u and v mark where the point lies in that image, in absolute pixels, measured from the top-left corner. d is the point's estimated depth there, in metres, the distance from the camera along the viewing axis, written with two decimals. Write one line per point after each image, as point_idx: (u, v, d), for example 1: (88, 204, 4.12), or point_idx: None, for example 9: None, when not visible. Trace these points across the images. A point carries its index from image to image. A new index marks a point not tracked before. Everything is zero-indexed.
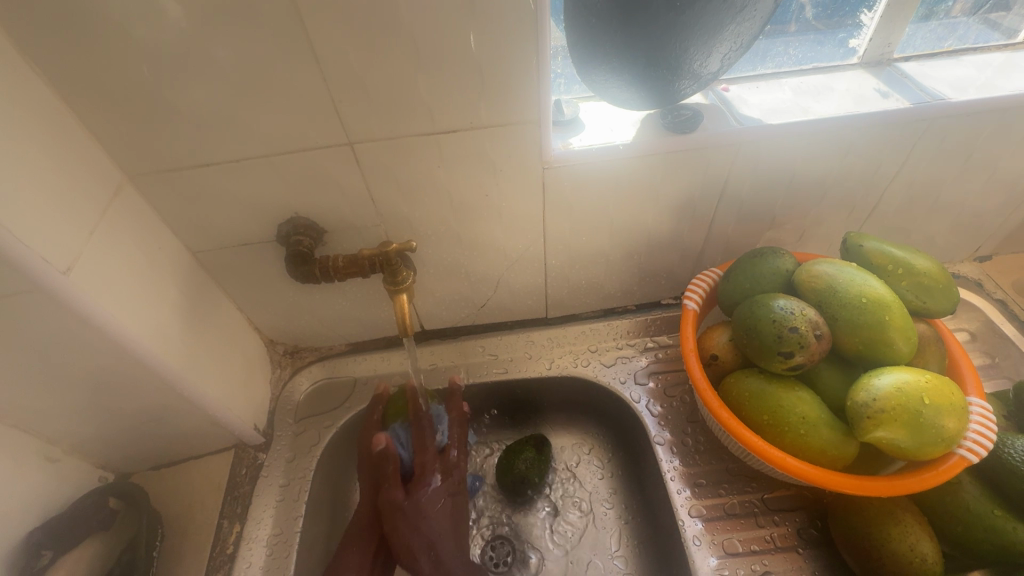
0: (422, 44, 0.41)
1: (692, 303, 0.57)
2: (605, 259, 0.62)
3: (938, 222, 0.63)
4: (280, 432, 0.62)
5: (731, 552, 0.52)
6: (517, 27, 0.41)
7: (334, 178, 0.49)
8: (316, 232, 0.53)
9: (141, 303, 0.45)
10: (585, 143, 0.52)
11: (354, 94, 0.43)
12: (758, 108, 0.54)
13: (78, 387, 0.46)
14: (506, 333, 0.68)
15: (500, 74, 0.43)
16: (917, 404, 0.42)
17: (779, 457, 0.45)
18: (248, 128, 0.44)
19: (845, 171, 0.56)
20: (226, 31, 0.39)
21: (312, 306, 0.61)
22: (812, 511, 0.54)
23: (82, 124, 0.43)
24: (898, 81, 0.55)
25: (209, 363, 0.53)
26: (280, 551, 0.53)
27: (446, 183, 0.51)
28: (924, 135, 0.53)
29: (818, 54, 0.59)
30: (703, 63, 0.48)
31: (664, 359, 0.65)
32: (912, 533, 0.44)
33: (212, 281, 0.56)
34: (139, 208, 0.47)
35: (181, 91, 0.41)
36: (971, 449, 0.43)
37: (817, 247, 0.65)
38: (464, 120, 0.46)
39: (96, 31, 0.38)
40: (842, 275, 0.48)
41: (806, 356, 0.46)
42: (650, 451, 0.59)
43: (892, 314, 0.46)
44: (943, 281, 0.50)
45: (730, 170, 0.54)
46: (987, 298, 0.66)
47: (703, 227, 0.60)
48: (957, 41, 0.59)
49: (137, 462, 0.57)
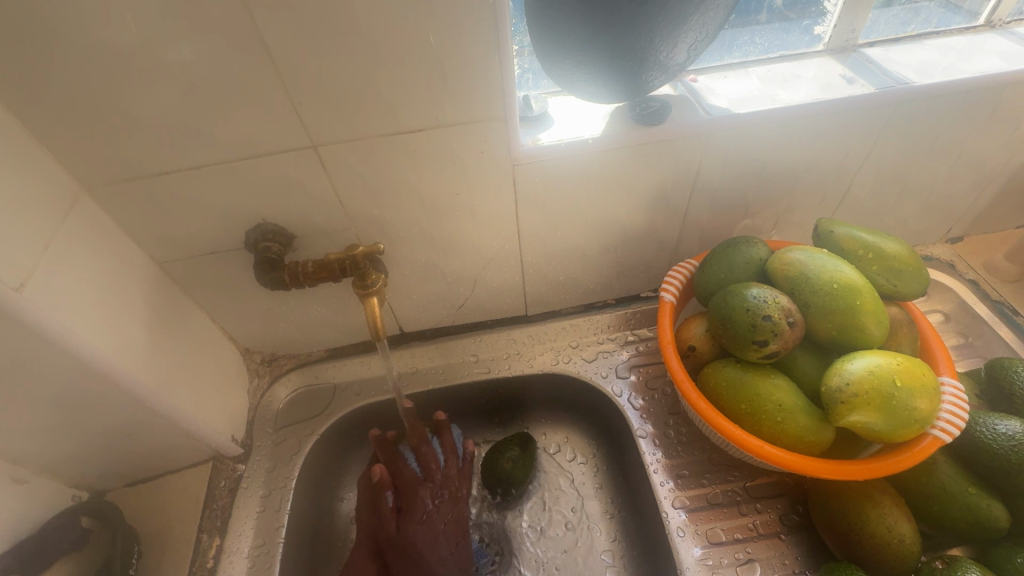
0: (381, 43, 0.40)
1: (669, 295, 0.57)
2: (581, 254, 0.61)
3: (909, 205, 0.64)
4: (259, 442, 0.61)
5: (715, 541, 0.52)
6: (476, 22, 0.40)
7: (301, 183, 0.48)
8: (286, 238, 0.52)
9: (102, 317, 0.44)
10: (554, 137, 0.51)
11: (315, 96, 0.42)
12: (726, 98, 0.54)
13: (42, 406, 0.44)
14: (486, 333, 0.67)
15: (462, 72, 0.43)
16: (889, 387, 0.43)
17: (756, 446, 0.46)
18: (207, 132, 0.43)
19: (814, 158, 0.56)
20: (176, 35, 0.38)
21: (287, 313, 0.60)
22: (793, 497, 0.54)
23: (31, 134, 0.41)
24: (863, 66, 0.56)
25: (181, 374, 0.52)
26: (262, 563, 0.53)
27: (415, 184, 0.50)
28: (890, 120, 0.53)
29: (785, 41, 0.59)
30: (669, 54, 0.48)
31: (645, 352, 0.66)
32: (889, 514, 0.45)
33: (182, 292, 0.55)
34: (97, 219, 0.46)
35: (134, 99, 0.40)
36: (944, 429, 0.44)
37: (791, 235, 0.65)
38: (430, 118, 0.45)
39: (37, 35, 0.36)
40: (814, 261, 0.49)
41: (780, 344, 0.46)
42: (633, 445, 0.59)
43: (863, 299, 0.46)
44: (913, 263, 0.51)
45: (700, 160, 0.54)
46: (959, 278, 0.67)
47: (678, 218, 0.60)
48: (920, 25, 0.60)
49: (112, 478, 0.56)
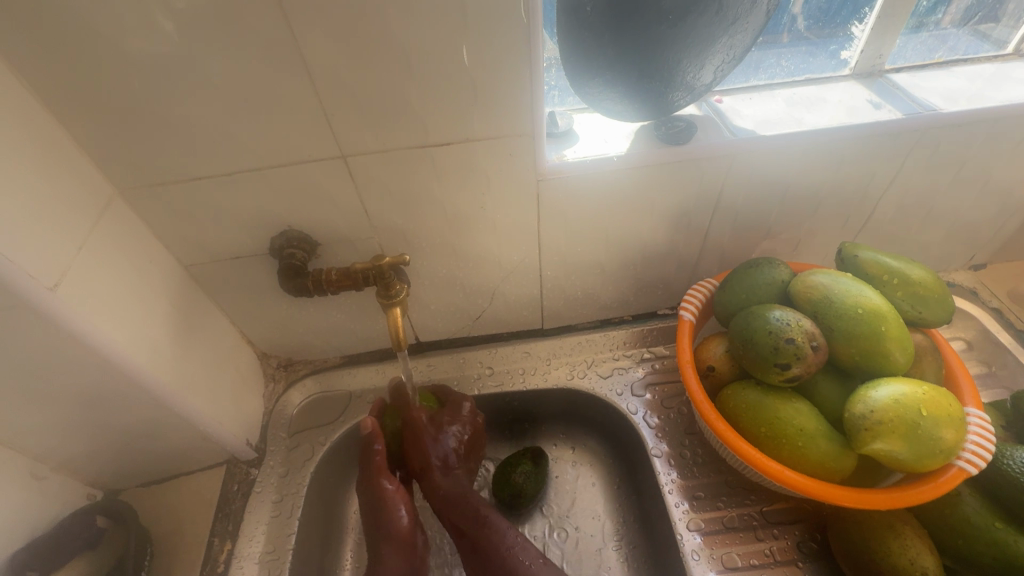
0: (416, 59, 0.41)
1: (688, 314, 0.56)
2: (600, 269, 0.61)
3: (933, 231, 0.63)
4: (272, 447, 0.61)
5: (731, 566, 0.51)
6: (510, 40, 0.41)
7: (329, 193, 0.49)
8: (310, 245, 0.52)
9: (129, 318, 0.44)
10: (579, 154, 0.52)
11: (349, 109, 0.43)
12: (751, 120, 0.54)
13: (67, 403, 0.45)
14: (501, 345, 0.67)
15: (493, 89, 0.44)
16: (915, 416, 0.42)
17: (777, 470, 0.45)
18: (240, 140, 0.44)
19: (838, 182, 0.56)
20: (218, 47, 0.39)
21: (306, 320, 0.61)
22: (811, 524, 0.54)
23: (71, 139, 0.42)
24: (889, 92, 0.56)
25: (201, 375, 0.52)
26: (272, 570, 0.52)
27: (440, 197, 0.50)
28: (917, 145, 0.53)
29: (811, 65, 0.59)
30: (697, 75, 0.49)
31: (661, 370, 0.65)
32: (912, 546, 0.44)
33: (205, 295, 0.56)
34: (129, 222, 0.47)
35: (174, 107, 0.41)
36: (970, 460, 0.43)
37: (811, 258, 0.65)
38: (458, 131, 0.46)
39: (85, 43, 0.37)
40: (838, 285, 0.48)
41: (803, 368, 0.46)
42: (648, 463, 0.59)
43: (888, 325, 0.46)
44: (939, 290, 0.50)
45: (724, 180, 0.54)
46: (983, 306, 0.66)
47: (699, 236, 0.60)
48: (948, 52, 0.60)
49: (128, 478, 0.57)
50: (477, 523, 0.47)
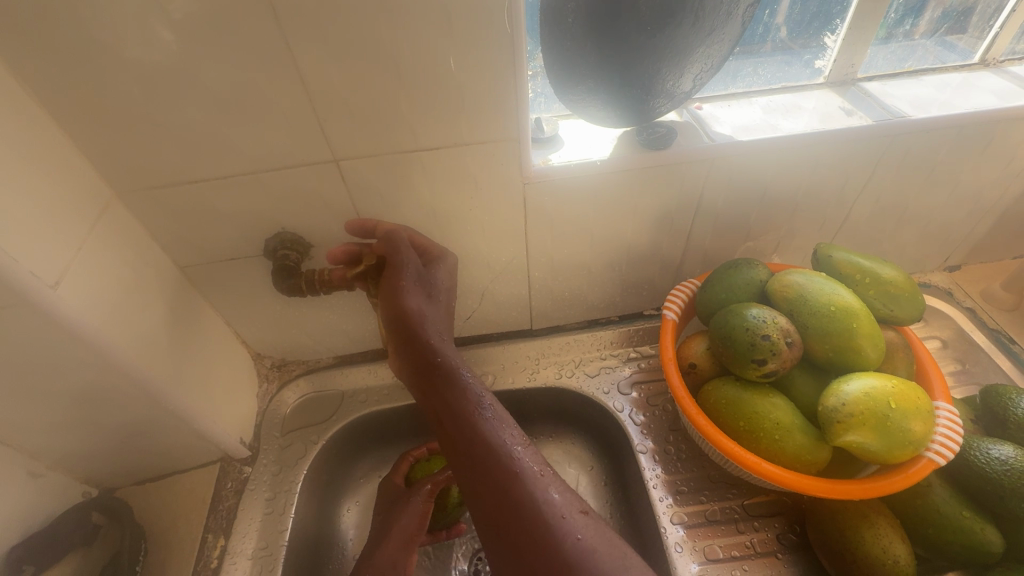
0: (404, 67, 0.43)
1: (671, 313, 0.58)
2: (587, 270, 0.63)
3: (907, 232, 0.66)
4: (266, 446, 0.62)
5: (713, 557, 0.52)
6: (495, 48, 0.43)
7: (321, 196, 0.51)
8: (303, 247, 0.54)
9: (126, 316, 0.46)
10: (563, 159, 0.54)
11: (341, 114, 0.45)
12: (730, 125, 0.56)
13: (64, 400, 0.46)
14: (490, 346, 0.68)
15: (479, 95, 0.45)
16: (884, 409, 0.44)
17: (754, 462, 0.47)
18: (235, 145, 0.46)
19: (814, 186, 0.58)
20: (214, 55, 0.40)
21: (299, 320, 0.62)
22: (790, 516, 0.55)
23: (72, 143, 0.44)
24: (861, 99, 0.58)
25: (195, 374, 0.54)
26: (264, 565, 0.53)
27: (429, 200, 0.52)
28: (888, 150, 0.55)
29: (787, 74, 0.61)
30: (676, 83, 0.51)
31: (647, 368, 0.67)
32: (884, 535, 0.45)
33: (199, 295, 0.57)
34: (126, 223, 0.48)
35: (171, 113, 0.43)
36: (938, 451, 0.45)
37: (791, 259, 0.67)
38: (446, 136, 0.48)
39: (86, 51, 0.39)
40: (812, 284, 0.50)
41: (778, 363, 0.48)
42: (633, 459, 0.60)
43: (859, 322, 0.48)
44: (910, 289, 0.52)
45: (704, 184, 0.56)
46: (957, 306, 0.68)
47: (682, 238, 0.62)
48: (917, 62, 0.62)
49: (122, 476, 0.57)
50: (478, 440, 0.44)
